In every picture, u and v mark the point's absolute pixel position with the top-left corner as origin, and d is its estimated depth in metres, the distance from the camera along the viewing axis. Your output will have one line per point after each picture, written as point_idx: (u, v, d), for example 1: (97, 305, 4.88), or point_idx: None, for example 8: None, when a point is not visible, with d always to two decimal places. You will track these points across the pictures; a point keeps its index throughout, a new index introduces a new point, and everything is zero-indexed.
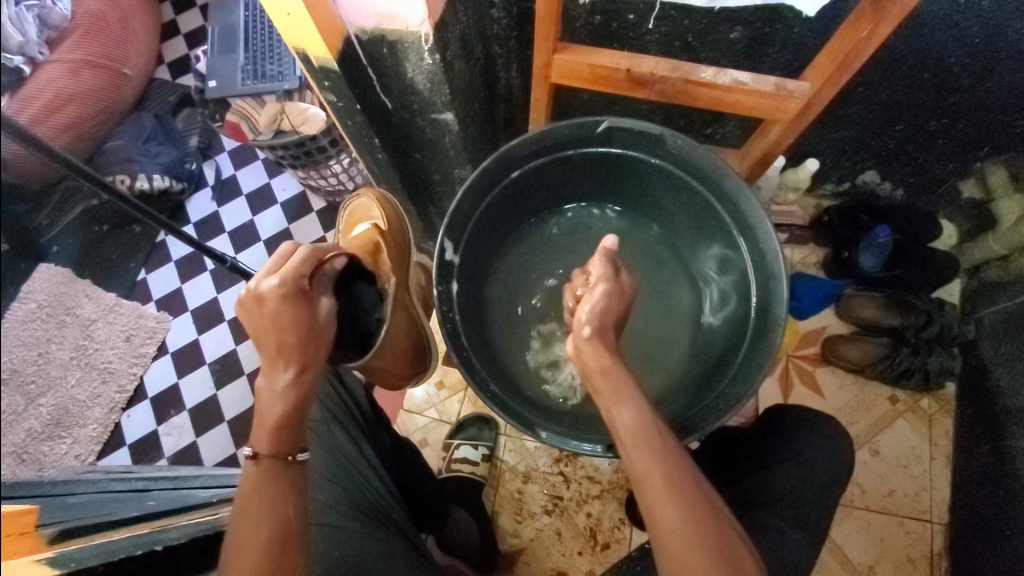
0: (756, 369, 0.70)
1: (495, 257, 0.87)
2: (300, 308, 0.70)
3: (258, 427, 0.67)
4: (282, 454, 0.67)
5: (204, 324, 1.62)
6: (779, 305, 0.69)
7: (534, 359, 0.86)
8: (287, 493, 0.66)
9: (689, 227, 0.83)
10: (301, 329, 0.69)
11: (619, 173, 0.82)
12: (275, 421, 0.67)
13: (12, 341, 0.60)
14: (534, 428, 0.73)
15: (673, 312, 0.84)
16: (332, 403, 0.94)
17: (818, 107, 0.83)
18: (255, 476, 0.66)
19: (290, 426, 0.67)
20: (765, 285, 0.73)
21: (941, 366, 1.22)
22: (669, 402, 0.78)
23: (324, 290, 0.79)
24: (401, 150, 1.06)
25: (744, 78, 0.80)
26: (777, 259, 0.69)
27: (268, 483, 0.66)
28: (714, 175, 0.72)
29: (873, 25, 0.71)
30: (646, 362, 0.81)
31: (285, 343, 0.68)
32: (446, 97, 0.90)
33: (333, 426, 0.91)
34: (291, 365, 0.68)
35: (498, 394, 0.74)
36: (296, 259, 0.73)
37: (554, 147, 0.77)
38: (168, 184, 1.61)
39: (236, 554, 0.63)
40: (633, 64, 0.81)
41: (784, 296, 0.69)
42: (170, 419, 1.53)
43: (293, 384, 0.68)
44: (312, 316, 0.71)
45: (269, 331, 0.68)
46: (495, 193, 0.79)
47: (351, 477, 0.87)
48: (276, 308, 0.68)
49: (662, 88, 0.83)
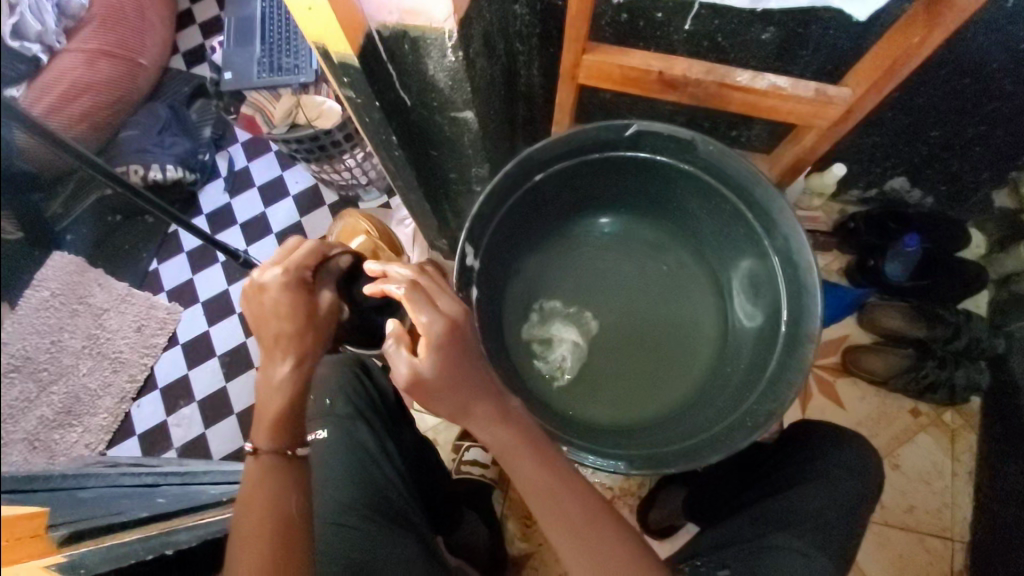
0: (787, 385, 0.65)
1: (516, 264, 0.81)
2: (298, 304, 0.68)
3: (257, 425, 0.66)
4: (283, 448, 0.66)
5: (214, 315, 1.67)
6: (811, 318, 0.65)
7: (531, 333, 0.82)
8: (289, 489, 0.64)
9: (714, 235, 0.78)
10: (299, 319, 0.67)
11: (642, 178, 0.77)
12: (279, 413, 0.65)
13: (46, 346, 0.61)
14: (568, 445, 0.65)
15: (692, 323, 0.80)
16: (357, 398, 0.90)
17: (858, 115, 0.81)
18: (256, 471, 0.64)
19: (290, 422, 0.66)
20: (796, 300, 0.68)
21: (968, 380, 1.19)
22: (688, 414, 0.73)
23: (331, 285, 0.76)
24: (420, 148, 1.06)
25: (782, 82, 0.77)
26: (811, 273, 0.65)
27: (268, 475, 0.64)
28: (745, 181, 0.68)
29: (927, 33, 0.68)
30: (666, 371, 0.78)
31: (283, 331, 0.67)
32: (467, 95, 0.89)
33: (359, 423, 0.88)
34: (288, 356, 0.67)
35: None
36: (303, 250, 0.72)
37: (579, 149, 0.72)
38: (181, 175, 1.58)
39: (242, 547, 0.61)
40: (668, 65, 0.77)
41: (818, 311, 0.64)
42: (179, 410, 1.58)
43: (289, 375, 0.66)
44: (312, 307, 0.70)
45: (268, 320, 0.67)
46: (517, 196, 0.73)
47: (367, 477, 0.84)
48: (276, 300, 0.67)
49: (695, 91, 0.80)
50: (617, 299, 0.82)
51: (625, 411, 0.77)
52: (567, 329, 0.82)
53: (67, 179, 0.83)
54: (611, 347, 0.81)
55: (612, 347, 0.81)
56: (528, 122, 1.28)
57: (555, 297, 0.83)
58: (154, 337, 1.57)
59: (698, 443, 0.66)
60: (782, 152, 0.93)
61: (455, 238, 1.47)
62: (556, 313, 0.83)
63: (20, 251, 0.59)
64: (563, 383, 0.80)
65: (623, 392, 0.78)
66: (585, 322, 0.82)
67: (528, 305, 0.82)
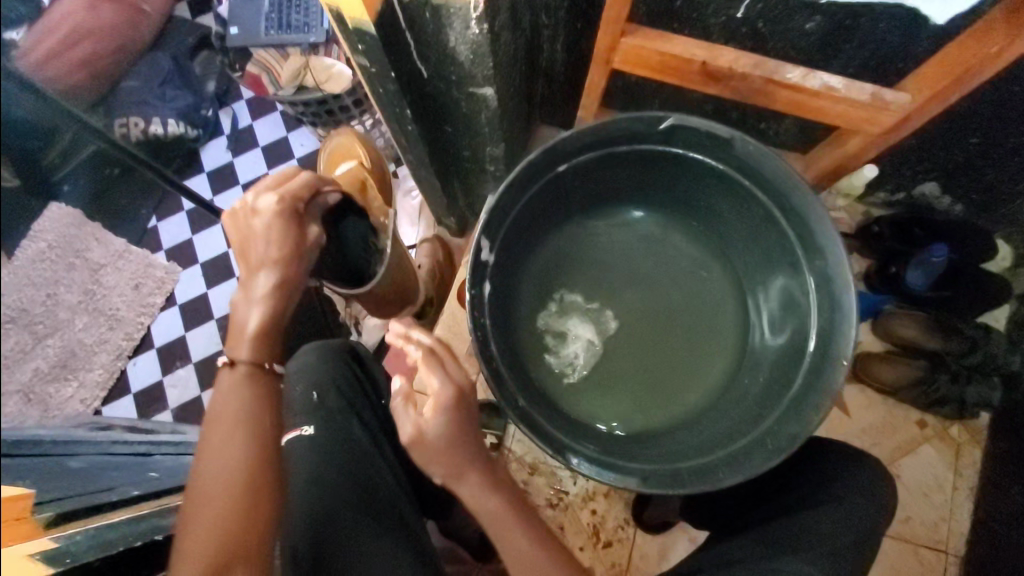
0: (812, 406, 0.61)
1: (529, 256, 0.77)
2: (286, 235, 0.68)
3: (235, 336, 0.64)
4: (261, 361, 0.64)
5: (213, 277, 1.73)
6: (842, 340, 0.61)
7: (546, 324, 0.78)
8: (259, 406, 0.62)
9: (742, 239, 0.74)
10: (288, 245, 0.68)
11: (670, 173, 0.72)
12: (254, 327, 0.65)
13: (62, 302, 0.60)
14: (581, 457, 0.60)
15: (710, 328, 0.76)
16: (350, 390, 0.87)
17: (909, 127, 0.79)
18: (229, 382, 0.62)
19: (268, 336, 0.66)
20: (828, 317, 0.64)
21: (978, 397, 1.17)
22: (701, 426, 0.70)
23: (319, 220, 0.76)
24: (434, 123, 1.01)
25: (836, 83, 0.74)
26: (846, 293, 0.61)
27: (245, 392, 0.62)
28: (783, 186, 0.64)
29: (1008, 41, 0.66)
30: (678, 378, 0.75)
31: (268, 254, 0.67)
32: (488, 70, 0.84)
33: (350, 417, 0.84)
34: (272, 275, 0.66)
35: (527, 411, 0.61)
36: (298, 181, 0.72)
37: (606, 142, 0.67)
38: (183, 131, 1.57)
39: (206, 506, 0.58)
40: (710, 55, 0.75)
41: (852, 334, 0.60)
42: (175, 371, 1.66)
43: (272, 292, 0.66)
44: (301, 238, 0.70)
45: (255, 242, 0.67)
46: (539, 187, 0.68)
47: (359, 475, 0.80)
48: (264, 226, 0.67)
49: (737, 86, 0.77)
50: (635, 299, 0.78)
51: (634, 418, 0.73)
52: (583, 326, 0.78)
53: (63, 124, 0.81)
54: (626, 349, 0.77)
55: (627, 350, 0.77)
56: (546, 101, 1.23)
57: (575, 289, 0.79)
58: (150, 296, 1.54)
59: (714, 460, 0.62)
60: (820, 156, 0.94)
61: (463, 214, 1.42)
62: (575, 306, 0.79)
63: (11, 206, 0.56)
64: (575, 381, 0.76)
65: (632, 398, 0.74)
66: (602, 319, 0.78)
67: (545, 296, 0.79)
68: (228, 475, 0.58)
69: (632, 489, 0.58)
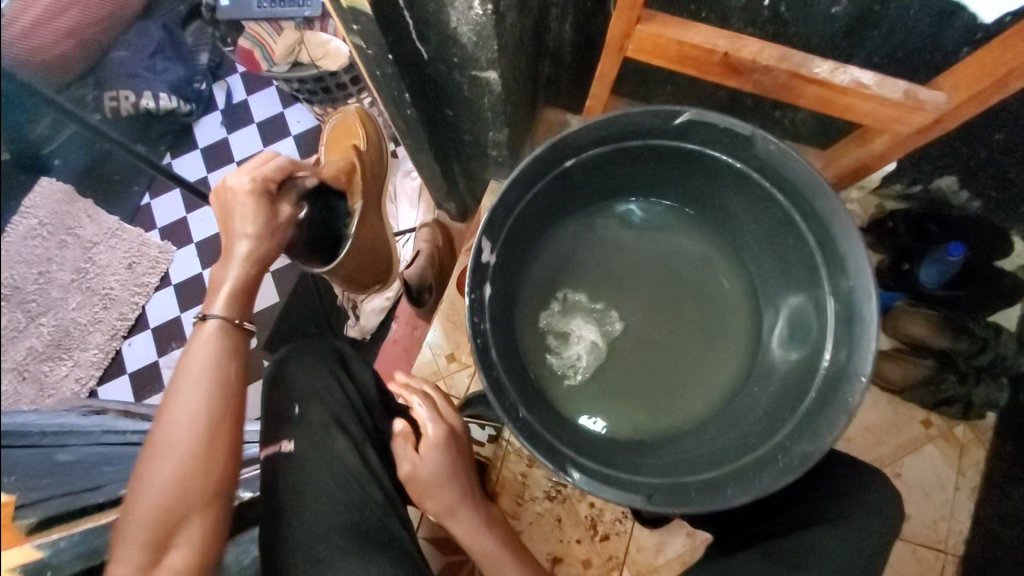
0: (826, 423, 0.58)
1: (531, 254, 0.73)
2: (260, 211, 0.75)
3: (210, 295, 0.72)
4: (232, 319, 0.71)
5: (208, 256, 1.72)
6: (860, 355, 0.58)
7: (548, 323, 0.75)
8: (222, 364, 0.68)
9: (757, 241, 0.70)
10: (261, 221, 0.75)
11: (685, 170, 0.68)
12: (231, 287, 0.72)
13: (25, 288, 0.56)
14: (584, 470, 0.58)
15: (718, 331, 0.73)
16: (336, 404, 0.78)
17: (946, 126, 0.74)
18: (197, 339, 0.69)
19: (241, 297, 0.73)
20: (845, 328, 0.61)
21: (986, 398, 1.15)
22: (709, 436, 0.67)
23: (292, 202, 0.83)
24: (435, 105, 0.97)
25: (866, 79, 0.71)
26: (869, 306, 0.58)
27: (210, 350, 0.68)
28: (805, 189, 0.60)
29: None
30: (685, 383, 0.72)
31: (243, 227, 0.74)
32: (493, 54, 0.80)
33: (334, 433, 0.76)
34: (244, 244, 0.74)
35: (529, 422, 0.58)
36: (272, 165, 0.79)
37: (617, 136, 0.63)
38: (176, 105, 1.58)
39: (164, 449, 0.64)
40: (733, 45, 0.71)
41: (870, 349, 0.57)
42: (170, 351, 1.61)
43: (246, 260, 0.74)
44: (273, 216, 0.77)
45: (231, 217, 0.75)
46: (545, 183, 0.64)
47: (346, 498, 0.74)
48: (240, 201, 0.75)
49: (760, 79, 0.73)
50: (642, 300, 0.75)
51: (638, 425, 0.70)
52: (588, 327, 0.74)
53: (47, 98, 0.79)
54: (633, 352, 0.74)
55: (633, 354, 0.74)
56: (551, 82, 1.17)
57: (581, 288, 0.76)
58: (143, 277, 1.51)
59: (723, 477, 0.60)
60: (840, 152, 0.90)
61: (464, 199, 1.38)
62: (580, 307, 0.75)
63: None
64: (577, 385, 0.73)
65: (637, 404, 0.72)
66: (608, 321, 0.75)
67: (548, 294, 0.75)
68: (191, 426, 0.65)
69: (636, 506, 0.56)
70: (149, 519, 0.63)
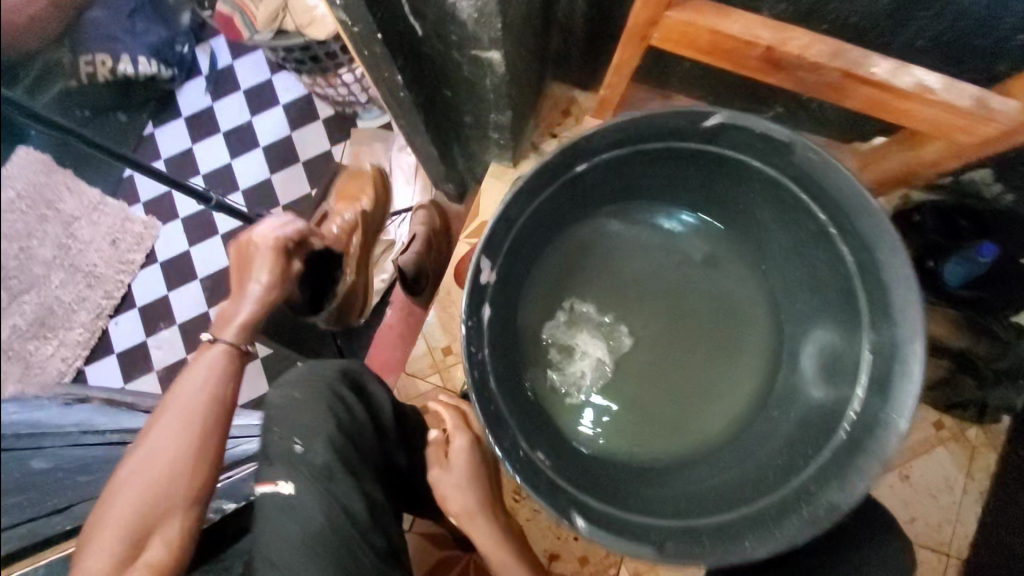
0: (857, 468, 0.53)
1: (535, 262, 0.66)
2: (277, 263, 0.80)
3: (220, 324, 0.75)
4: (241, 345, 0.75)
5: (192, 234, 1.64)
6: (899, 398, 0.52)
7: (551, 335, 0.69)
8: (222, 380, 0.71)
9: (784, 255, 0.64)
10: (276, 271, 0.79)
11: (711, 174, 0.61)
12: (241, 320, 0.76)
13: (37, 258, 0.49)
14: (587, 511, 0.53)
15: (735, 350, 0.66)
16: (342, 439, 0.70)
17: (1012, 141, 0.66)
18: (202, 358, 0.72)
19: (247, 329, 0.76)
20: (882, 363, 0.55)
21: (1004, 401, 1.10)
22: (722, 465, 0.62)
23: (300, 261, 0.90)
24: (430, 84, 0.89)
25: (933, 83, 0.63)
26: (914, 344, 0.52)
27: (212, 368, 0.71)
28: (846, 204, 0.53)
29: None
30: (699, 406, 0.65)
31: (260, 274, 0.79)
32: (497, 33, 0.71)
33: (335, 466, 0.68)
34: (259, 289, 0.78)
35: (530, 459, 0.53)
36: (295, 226, 0.85)
37: (635, 140, 0.56)
38: (156, 69, 1.49)
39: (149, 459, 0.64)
40: (777, 39, 0.66)
41: (912, 395, 0.51)
42: (160, 332, 1.59)
43: (257, 301, 0.78)
44: (286, 270, 0.82)
45: (248, 264, 0.80)
46: (554, 190, 0.57)
47: (338, 543, 0.66)
48: (262, 255, 0.80)
49: (804, 77, 0.67)
50: (656, 312, 0.68)
51: (645, 451, 0.64)
52: (594, 343, 0.69)
53: (32, 57, 0.72)
54: (642, 370, 0.68)
55: (643, 371, 0.67)
56: (559, 57, 1.08)
57: (589, 299, 0.69)
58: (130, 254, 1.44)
59: (739, 522, 0.55)
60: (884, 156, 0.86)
61: (463, 181, 1.30)
62: (587, 319, 0.69)
63: None
64: (580, 403, 0.67)
65: (646, 427, 0.65)
66: (617, 337, 0.68)
67: (553, 304, 0.69)
68: (183, 435, 0.66)
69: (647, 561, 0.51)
70: (130, 512, 0.62)
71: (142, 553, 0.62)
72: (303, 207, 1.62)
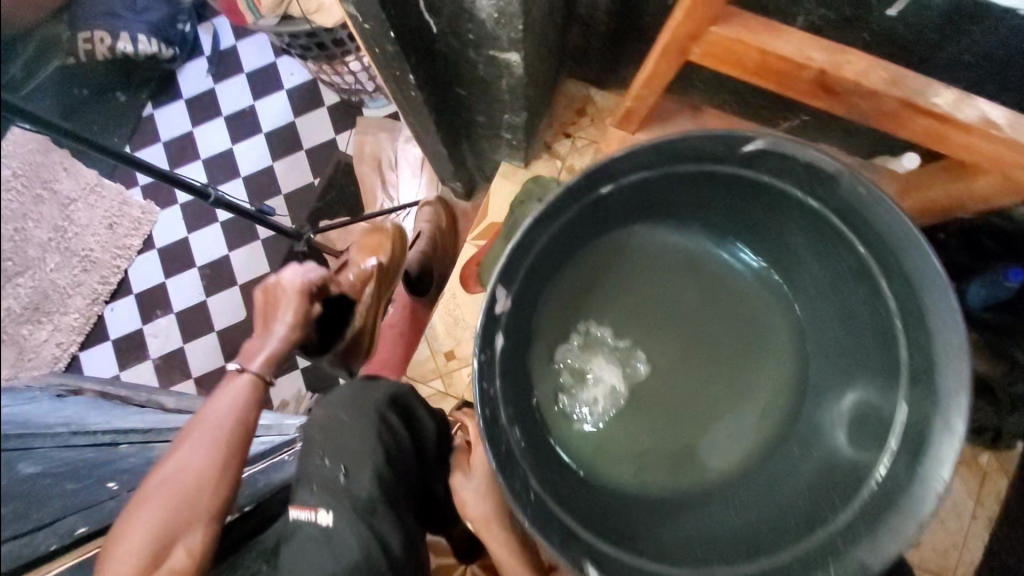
0: (887, 526, 0.50)
1: (553, 284, 0.61)
2: (301, 303, 0.86)
3: (247, 356, 0.80)
4: (264, 375, 0.79)
5: (193, 221, 1.60)
6: (937, 453, 0.49)
7: (564, 359, 0.65)
8: (248, 408, 0.75)
9: (818, 287, 0.60)
10: (298, 309, 0.85)
11: (748, 199, 0.58)
12: (266, 354, 0.81)
13: (34, 241, 0.46)
14: (599, 559, 0.50)
15: (760, 382, 0.62)
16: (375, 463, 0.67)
17: None
18: (230, 387, 0.76)
19: (270, 362, 0.80)
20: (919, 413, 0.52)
21: None
22: (739, 504, 0.57)
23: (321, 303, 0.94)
24: (442, 82, 0.85)
25: (998, 116, 0.59)
26: (957, 397, 0.48)
27: (242, 394, 0.76)
28: (893, 242, 0.49)
29: None
30: (719, 442, 0.61)
31: (285, 309, 0.85)
32: (517, 34, 0.67)
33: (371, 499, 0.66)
34: (282, 325, 0.84)
35: (542, 501, 0.50)
36: (317, 271, 0.93)
37: (667, 161, 0.53)
38: (156, 49, 1.42)
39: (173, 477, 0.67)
40: (832, 61, 0.62)
41: (952, 451, 0.48)
42: (156, 320, 1.55)
43: (283, 334, 0.83)
44: (309, 311, 0.88)
45: (273, 303, 0.86)
46: (577, 211, 0.54)
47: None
48: (291, 296, 0.86)
49: (860, 104, 0.64)
50: (675, 336, 0.63)
51: (658, 483, 0.59)
52: (609, 370, 0.64)
53: (34, 30, 0.67)
54: (658, 399, 0.62)
55: (658, 400, 0.62)
56: (578, 53, 1.03)
57: (606, 322, 0.64)
58: (126, 238, 1.39)
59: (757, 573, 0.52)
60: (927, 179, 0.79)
61: (472, 179, 1.25)
62: (602, 343, 0.65)
63: None
64: (589, 431, 0.62)
65: (660, 460, 0.60)
66: (633, 364, 0.64)
67: (567, 327, 0.64)
68: (207, 454, 0.69)
69: None
70: (153, 524, 0.64)
71: (166, 561, 0.64)
72: (305, 198, 1.57)
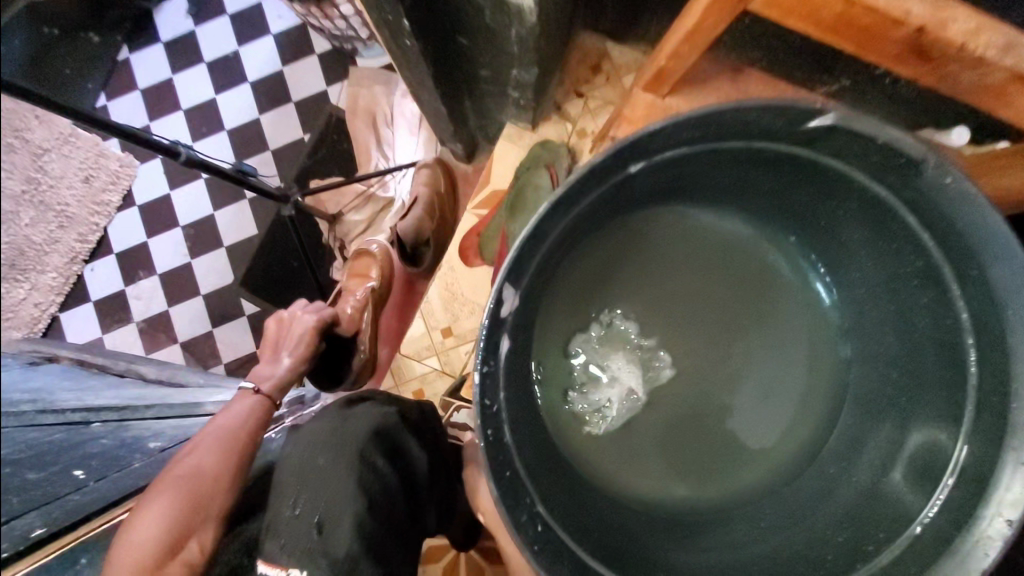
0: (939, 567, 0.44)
1: (572, 276, 0.53)
2: (309, 340, 0.92)
3: (261, 378, 0.84)
4: (276, 397, 0.81)
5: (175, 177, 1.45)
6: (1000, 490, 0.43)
7: (579, 353, 0.57)
8: (256, 423, 0.75)
9: (873, 284, 0.52)
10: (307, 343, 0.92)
11: (800, 180, 0.50)
12: (278, 378, 0.85)
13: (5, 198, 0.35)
14: None
15: (799, 388, 0.55)
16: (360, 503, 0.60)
17: None
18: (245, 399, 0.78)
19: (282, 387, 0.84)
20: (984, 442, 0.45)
21: None
22: (770, 524, 0.52)
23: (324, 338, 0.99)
24: (444, 30, 0.74)
25: None
26: None
27: (253, 411, 0.76)
28: (978, 244, 0.42)
29: None
30: (747, 455, 0.54)
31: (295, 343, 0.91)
32: None
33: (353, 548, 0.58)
34: (291, 359, 0.89)
35: (550, 530, 0.44)
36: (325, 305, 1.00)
37: (713, 137, 0.45)
38: None
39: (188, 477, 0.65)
40: (933, 16, 0.50)
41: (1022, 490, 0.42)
42: None
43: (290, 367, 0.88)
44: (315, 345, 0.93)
45: (284, 337, 0.93)
46: (604, 193, 0.46)
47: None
48: (302, 332, 0.93)
49: (960, 73, 0.54)
50: (707, 337, 0.55)
51: (679, 498, 0.53)
52: (626, 367, 0.58)
53: None
54: (681, 406, 0.55)
55: (682, 407, 0.55)
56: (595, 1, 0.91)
57: (632, 317, 0.56)
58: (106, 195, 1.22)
59: None
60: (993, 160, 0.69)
61: (474, 141, 1.15)
62: (624, 338, 0.57)
63: None
64: (603, 438, 0.55)
65: (682, 472, 0.54)
66: (656, 364, 0.56)
67: (586, 317, 0.55)
68: (221, 457, 0.68)
69: None
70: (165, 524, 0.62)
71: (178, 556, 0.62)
72: (294, 154, 1.49)
